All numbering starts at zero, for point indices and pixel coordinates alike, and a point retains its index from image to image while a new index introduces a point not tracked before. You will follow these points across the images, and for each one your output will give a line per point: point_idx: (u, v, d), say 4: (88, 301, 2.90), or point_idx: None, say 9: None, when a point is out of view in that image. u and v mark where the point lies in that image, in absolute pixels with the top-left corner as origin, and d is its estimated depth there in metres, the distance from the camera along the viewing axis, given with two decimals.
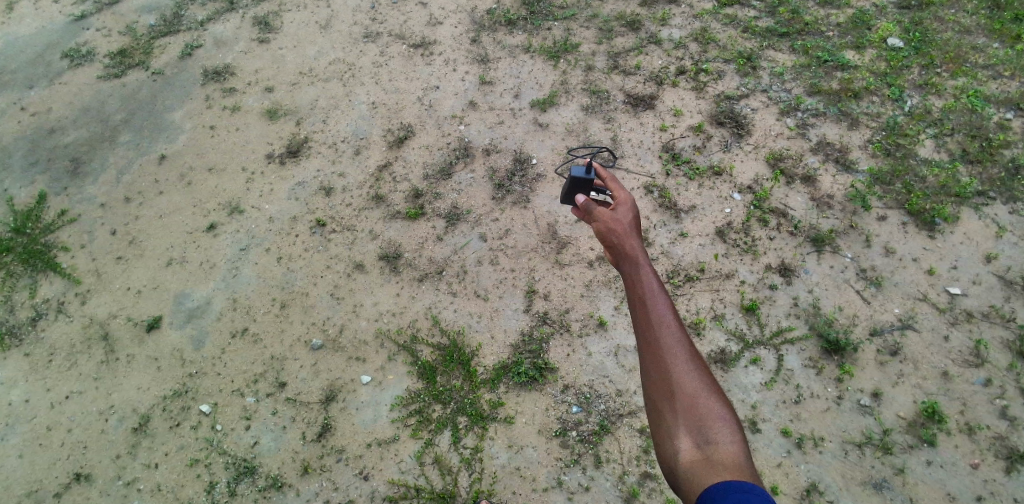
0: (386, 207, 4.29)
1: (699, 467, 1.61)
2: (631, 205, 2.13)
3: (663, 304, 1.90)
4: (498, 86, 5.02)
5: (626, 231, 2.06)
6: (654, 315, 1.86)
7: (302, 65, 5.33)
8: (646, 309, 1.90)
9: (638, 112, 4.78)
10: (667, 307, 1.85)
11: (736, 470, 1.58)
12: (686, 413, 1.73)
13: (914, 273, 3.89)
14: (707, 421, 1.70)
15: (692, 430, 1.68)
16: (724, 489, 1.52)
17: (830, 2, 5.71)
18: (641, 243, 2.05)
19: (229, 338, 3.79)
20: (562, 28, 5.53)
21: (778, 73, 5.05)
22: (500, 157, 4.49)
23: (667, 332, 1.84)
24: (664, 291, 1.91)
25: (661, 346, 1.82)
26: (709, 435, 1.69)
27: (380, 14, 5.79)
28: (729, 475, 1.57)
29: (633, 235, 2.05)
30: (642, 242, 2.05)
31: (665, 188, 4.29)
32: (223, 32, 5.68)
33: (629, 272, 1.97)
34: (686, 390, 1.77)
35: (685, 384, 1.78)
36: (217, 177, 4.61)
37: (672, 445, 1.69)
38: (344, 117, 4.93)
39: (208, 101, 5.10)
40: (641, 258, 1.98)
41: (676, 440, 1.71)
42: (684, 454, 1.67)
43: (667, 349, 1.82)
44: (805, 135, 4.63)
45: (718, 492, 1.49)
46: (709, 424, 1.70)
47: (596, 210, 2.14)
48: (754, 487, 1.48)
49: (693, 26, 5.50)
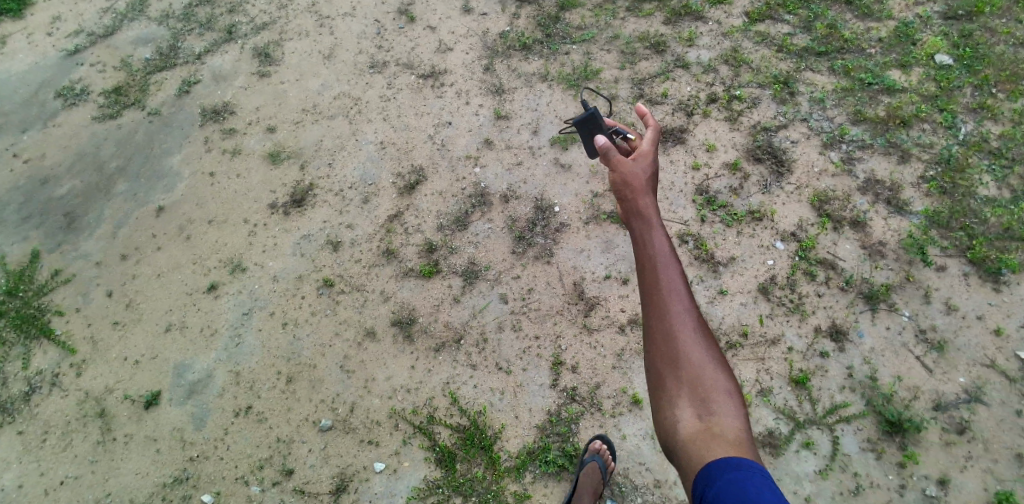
0: (398, 263, 3.98)
1: (700, 439, 1.57)
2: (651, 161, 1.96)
3: (674, 268, 1.78)
4: (514, 120, 4.66)
5: (642, 188, 1.90)
6: (663, 278, 1.75)
7: (305, 101, 5.07)
8: (655, 273, 1.78)
9: (667, 148, 4.41)
10: (681, 275, 1.75)
11: (737, 447, 1.54)
12: (689, 383, 1.67)
13: (979, 333, 3.51)
14: (711, 396, 1.64)
15: (694, 403, 1.63)
16: (725, 466, 1.49)
17: (869, 14, 5.26)
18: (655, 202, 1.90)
19: (232, 417, 3.53)
20: (581, 52, 5.15)
21: (818, 99, 4.64)
22: (520, 204, 4.15)
23: (676, 300, 1.75)
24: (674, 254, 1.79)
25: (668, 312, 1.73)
26: (711, 408, 1.63)
27: (386, 41, 5.50)
28: (728, 451, 1.54)
29: (649, 194, 1.90)
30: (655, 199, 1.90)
31: (700, 237, 3.95)
32: (221, 65, 5.50)
33: (639, 229, 1.83)
34: (691, 360, 1.69)
35: (691, 354, 1.69)
36: (218, 229, 4.35)
37: (673, 414, 1.64)
38: (351, 159, 4.62)
39: (206, 143, 4.85)
40: (653, 215, 1.83)
41: (676, 408, 1.66)
42: (684, 424, 1.62)
43: (675, 315, 1.73)
44: (852, 172, 4.25)
45: (718, 470, 1.47)
46: (712, 397, 1.64)
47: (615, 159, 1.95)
48: (755, 468, 1.47)
49: (723, 45, 5.09)
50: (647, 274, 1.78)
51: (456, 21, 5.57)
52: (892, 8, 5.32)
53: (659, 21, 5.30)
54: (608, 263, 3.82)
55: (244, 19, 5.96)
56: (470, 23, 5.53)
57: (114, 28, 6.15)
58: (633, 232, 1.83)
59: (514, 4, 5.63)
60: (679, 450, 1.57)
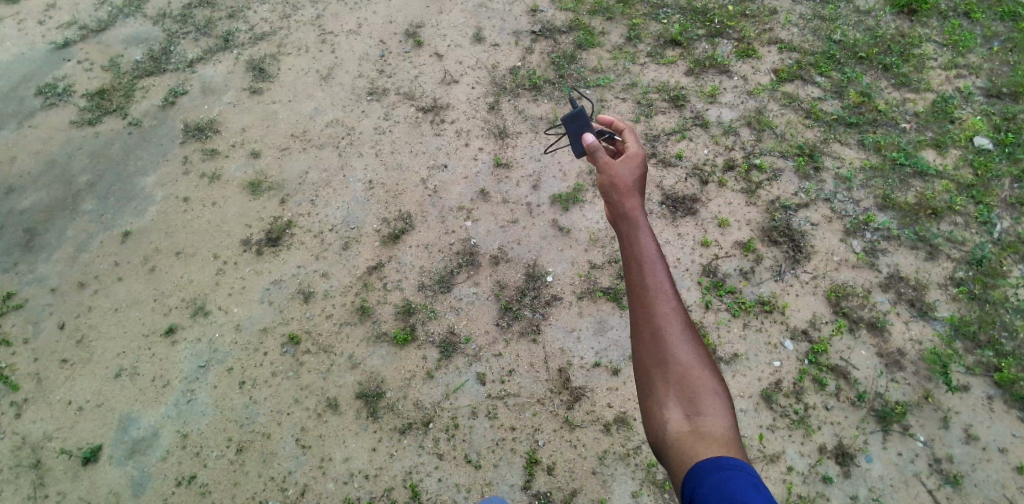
0: (371, 324, 3.65)
1: (687, 440, 1.54)
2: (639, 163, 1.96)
3: (661, 266, 1.77)
4: (514, 170, 4.32)
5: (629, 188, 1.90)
6: (649, 277, 1.74)
7: (296, 125, 4.77)
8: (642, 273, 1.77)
9: (676, 219, 4.07)
10: (667, 272, 1.74)
11: (726, 447, 1.52)
12: (677, 383, 1.65)
13: (1001, 470, 3.16)
14: (699, 396, 1.62)
15: (683, 402, 1.60)
16: (715, 466, 1.46)
17: (907, 83, 4.93)
18: (642, 203, 1.91)
19: (173, 486, 3.21)
20: (594, 98, 4.80)
21: (844, 177, 4.29)
22: (511, 268, 3.83)
23: (664, 297, 1.73)
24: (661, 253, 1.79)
25: (656, 311, 1.71)
26: (699, 409, 1.61)
27: (389, 65, 5.18)
28: (718, 451, 1.51)
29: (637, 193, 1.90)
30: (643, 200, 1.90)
31: (702, 326, 3.62)
32: (213, 76, 5.22)
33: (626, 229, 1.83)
34: (679, 359, 1.68)
35: (678, 353, 1.68)
36: (184, 263, 4.05)
37: (661, 417, 1.61)
38: (336, 197, 4.29)
39: (185, 163, 4.58)
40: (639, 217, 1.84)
41: (664, 411, 1.63)
42: (672, 426, 1.60)
43: (662, 314, 1.72)
44: (875, 265, 3.90)
45: (707, 471, 1.44)
46: (701, 397, 1.62)
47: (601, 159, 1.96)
48: (743, 466, 1.43)
49: (746, 105, 4.75)
50: (635, 274, 1.77)
51: (465, 51, 5.27)
52: (931, 79, 4.99)
53: (681, 71, 4.96)
54: (599, 349, 3.49)
55: (244, 26, 5.69)
56: (479, 54, 5.22)
57: (108, 23, 5.87)
58: (620, 233, 1.83)
59: (528, 38, 5.33)
60: (667, 450, 1.55)
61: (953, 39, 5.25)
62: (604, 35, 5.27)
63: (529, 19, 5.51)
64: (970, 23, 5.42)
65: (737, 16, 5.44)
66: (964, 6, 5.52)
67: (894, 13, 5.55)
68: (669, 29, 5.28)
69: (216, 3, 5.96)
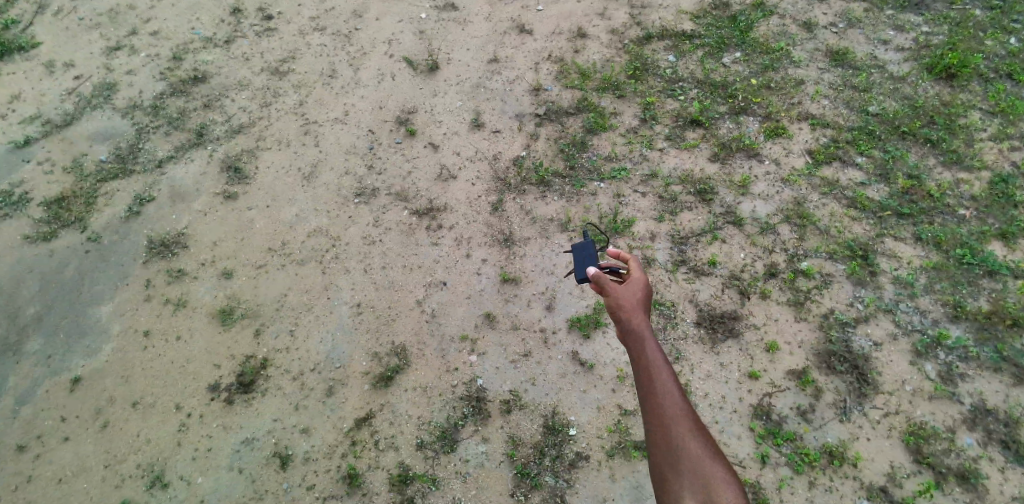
0: (363, 497, 3.06)
1: None
2: (640, 283, 2.13)
3: (666, 372, 1.90)
4: (524, 287, 3.78)
5: (633, 306, 2.05)
6: (656, 383, 1.86)
7: (273, 237, 4.23)
8: (650, 382, 1.89)
9: (716, 343, 3.47)
10: (671, 375, 1.87)
11: None
12: (693, 480, 1.71)
13: None
14: (715, 491, 1.67)
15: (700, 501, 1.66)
16: None
17: (958, 160, 4.41)
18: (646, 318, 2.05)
19: None
20: (610, 192, 4.28)
21: (904, 282, 3.72)
22: (525, 417, 3.25)
23: (671, 399, 1.84)
24: (665, 359, 1.93)
25: (664, 413, 1.81)
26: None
27: (379, 159, 4.69)
28: None
29: (641, 311, 2.04)
30: (647, 316, 2.05)
31: (760, 488, 2.99)
32: (183, 178, 4.72)
33: (632, 344, 1.98)
34: (692, 458, 1.75)
35: (690, 452, 1.75)
36: (141, 417, 3.49)
37: None
38: (319, 327, 3.74)
39: (147, 288, 4.04)
40: (643, 330, 1.99)
41: None
42: None
43: (670, 415, 1.81)
44: (956, 396, 3.27)
45: None
46: (718, 494, 1.67)
47: (604, 284, 2.13)
48: None
49: (782, 195, 4.23)
50: (642, 382, 1.90)
51: (463, 139, 4.79)
52: (984, 154, 4.47)
53: (705, 157, 4.49)
54: None
55: (220, 117, 5.21)
56: (479, 143, 4.74)
57: (73, 117, 5.39)
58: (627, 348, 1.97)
59: (532, 122, 4.87)
60: None
61: (1002, 107, 4.75)
62: (616, 116, 4.83)
63: (533, 99, 5.05)
64: (1016, 85, 4.97)
65: (761, 90, 5.01)
66: (1005, 67, 5.08)
67: (934, 78, 5.04)
68: (687, 108, 4.85)
69: (191, 90, 5.49)
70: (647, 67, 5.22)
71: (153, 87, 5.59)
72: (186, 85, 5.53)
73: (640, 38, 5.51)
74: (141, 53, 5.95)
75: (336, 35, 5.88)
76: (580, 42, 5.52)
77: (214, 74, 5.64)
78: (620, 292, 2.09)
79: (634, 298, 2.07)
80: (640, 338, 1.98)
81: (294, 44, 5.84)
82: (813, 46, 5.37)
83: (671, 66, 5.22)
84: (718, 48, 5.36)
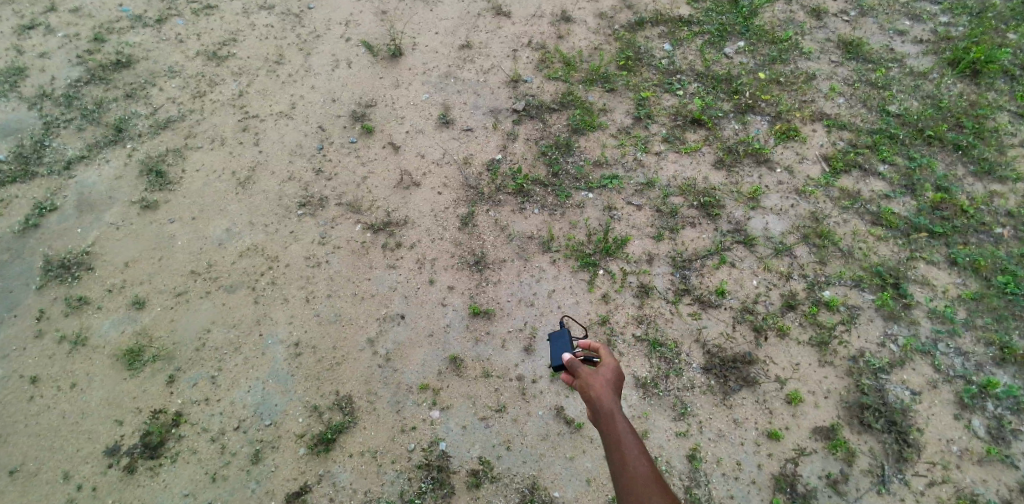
0: None
1: None
2: (612, 363, 1.94)
3: (639, 452, 1.71)
4: (498, 322, 3.16)
5: (602, 386, 1.86)
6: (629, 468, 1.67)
7: (197, 256, 3.55)
8: (624, 467, 1.69)
9: (728, 395, 2.90)
10: (644, 460, 1.67)
11: None
12: None
13: None
14: None
15: None
16: None
17: (991, 170, 3.89)
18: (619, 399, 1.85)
19: None
20: (599, 205, 3.67)
21: (943, 316, 3.18)
22: (499, 492, 2.65)
23: (645, 484, 1.64)
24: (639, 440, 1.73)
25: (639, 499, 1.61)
26: None
27: (329, 162, 4.00)
28: None
29: (612, 393, 1.85)
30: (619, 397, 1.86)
31: None
32: (95, 183, 3.99)
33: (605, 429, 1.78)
34: None
35: None
36: (18, 491, 2.78)
37: None
38: (248, 372, 3.07)
39: (39, 322, 3.32)
40: (614, 411, 1.79)
41: None
42: None
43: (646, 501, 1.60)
44: (1010, 459, 2.75)
45: None
46: None
47: (574, 368, 1.94)
48: None
49: (797, 209, 3.67)
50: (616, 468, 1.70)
51: (429, 139, 4.12)
52: (1020, 164, 3.95)
53: (709, 163, 3.89)
54: None
55: (144, 109, 4.45)
56: (447, 144, 4.08)
57: None
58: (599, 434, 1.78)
59: (509, 119, 4.22)
60: None
61: None
62: (605, 114, 4.21)
63: (509, 93, 4.40)
64: None
65: (769, 85, 4.44)
66: None
67: (958, 75, 4.55)
68: (687, 104, 4.26)
69: (112, 77, 4.72)
70: (640, 57, 4.61)
71: (68, 73, 4.79)
72: (106, 71, 4.76)
73: (632, 23, 4.90)
74: (56, 32, 5.13)
75: (284, 15, 5.13)
76: (564, 27, 4.88)
77: (140, 58, 4.86)
78: (589, 375, 1.90)
79: (603, 376, 1.88)
80: (613, 421, 1.78)
81: (237, 24, 5.09)
82: (824, 36, 4.88)
83: (667, 57, 4.63)
84: (720, 36, 4.80)
